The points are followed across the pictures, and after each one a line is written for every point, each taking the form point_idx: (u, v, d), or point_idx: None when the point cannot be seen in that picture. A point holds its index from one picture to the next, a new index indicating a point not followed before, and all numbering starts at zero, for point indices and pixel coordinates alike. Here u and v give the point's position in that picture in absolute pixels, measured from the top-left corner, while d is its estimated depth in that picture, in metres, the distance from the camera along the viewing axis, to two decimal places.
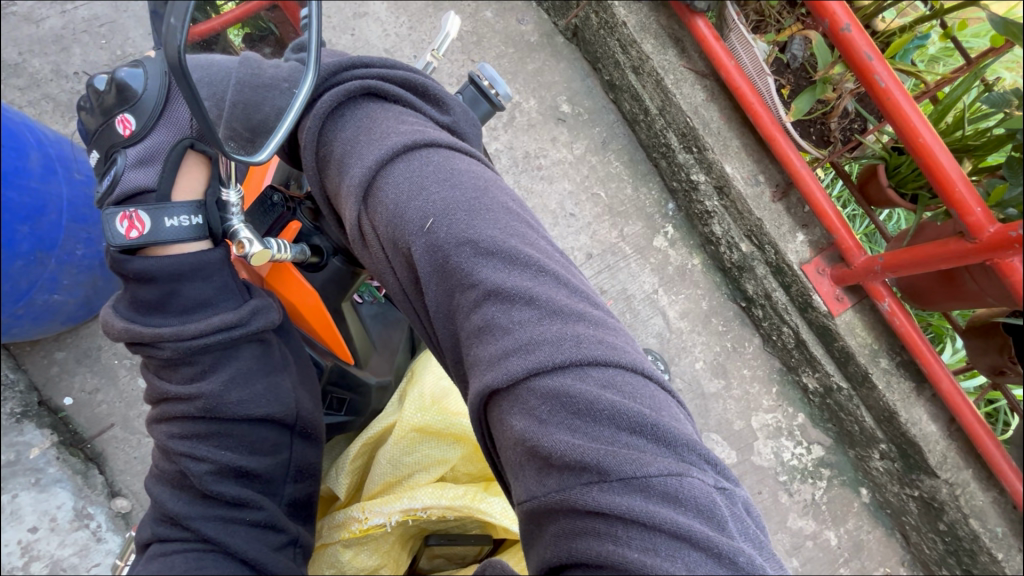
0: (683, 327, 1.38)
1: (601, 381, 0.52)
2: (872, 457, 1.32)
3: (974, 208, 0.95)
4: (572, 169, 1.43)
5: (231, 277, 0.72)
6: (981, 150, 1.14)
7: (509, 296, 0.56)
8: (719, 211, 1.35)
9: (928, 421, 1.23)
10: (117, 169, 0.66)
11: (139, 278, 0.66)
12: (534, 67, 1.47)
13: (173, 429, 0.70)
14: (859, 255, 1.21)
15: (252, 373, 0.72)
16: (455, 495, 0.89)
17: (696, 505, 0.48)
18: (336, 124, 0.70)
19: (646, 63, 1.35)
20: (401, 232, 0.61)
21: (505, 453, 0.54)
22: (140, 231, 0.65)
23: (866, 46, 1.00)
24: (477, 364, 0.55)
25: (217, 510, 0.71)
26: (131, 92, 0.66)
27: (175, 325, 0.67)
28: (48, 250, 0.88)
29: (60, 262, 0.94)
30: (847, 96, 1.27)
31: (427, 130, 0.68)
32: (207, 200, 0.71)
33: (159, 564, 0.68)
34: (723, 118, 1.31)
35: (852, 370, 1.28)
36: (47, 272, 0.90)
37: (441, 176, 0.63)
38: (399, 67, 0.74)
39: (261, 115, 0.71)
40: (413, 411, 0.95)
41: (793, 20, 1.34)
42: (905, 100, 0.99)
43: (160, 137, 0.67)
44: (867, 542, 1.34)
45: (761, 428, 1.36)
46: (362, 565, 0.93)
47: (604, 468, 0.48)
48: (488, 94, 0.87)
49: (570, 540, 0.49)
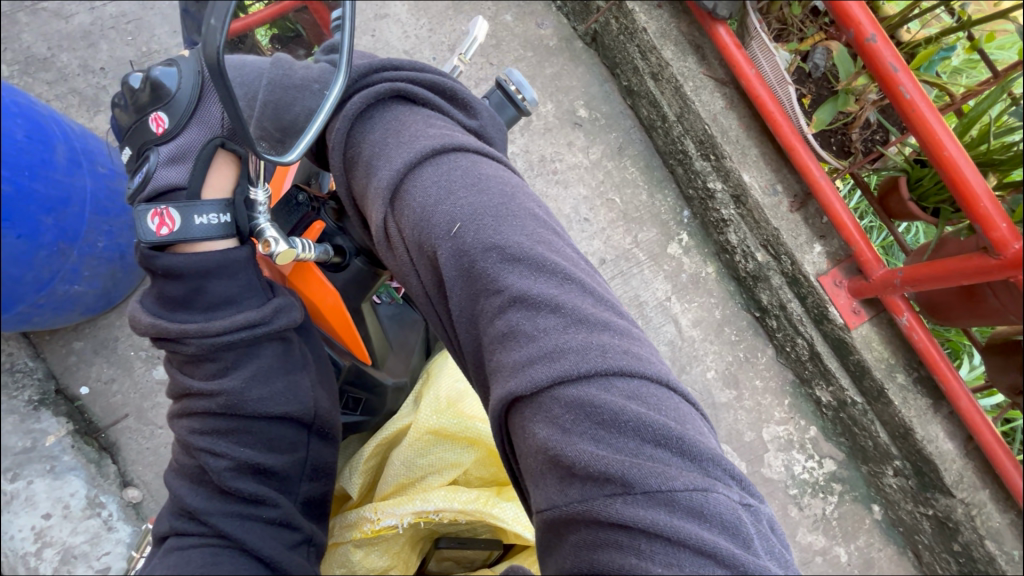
0: (695, 336, 1.37)
1: (627, 392, 0.52)
2: (886, 474, 1.30)
3: (999, 224, 0.93)
4: (587, 174, 1.43)
5: (255, 275, 0.72)
6: (1006, 165, 1.13)
7: (535, 303, 0.56)
8: (735, 219, 1.34)
9: (944, 438, 1.22)
10: (149, 166, 0.66)
11: (167, 274, 0.66)
12: (553, 71, 1.47)
13: (193, 424, 0.71)
14: (878, 268, 1.20)
15: (273, 371, 0.73)
16: (467, 498, 0.89)
17: (720, 522, 0.47)
18: (365, 126, 0.70)
19: (666, 70, 1.34)
20: (427, 235, 0.61)
21: (526, 460, 0.54)
22: (170, 228, 0.66)
23: (891, 57, 0.99)
24: (501, 370, 0.55)
25: (235, 506, 0.72)
26: (165, 91, 0.67)
27: (199, 321, 0.67)
28: (69, 240, 0.88)
29: (81, 253, 0.94)
30: (870, 107, 1.26)
31: (454, 134, 0.68)
32: (235, 199, 0.71)
33: (176, 558, 0.68)
34: (742, 126, 1.31)
35: (868, 385, 1.26)
36: (67, 264, 0.90)
37: (469, 181, 0.64)
38: (427, 70, 0.75)
39: (291, 115, 0.71)
40: (428, 413, 0.95)
41: (816, 29, 1.35)
42: (930, 112, 0.98)
43: (192, 135, 0.68)
44: (877, 559, 1.32)
45: (772, 440, 1.35)
46: (373, 565, 0.93)
47: (629, 480, 0.48)
48: (514, 99, 0.87)
49: (591, 552, 0.49)
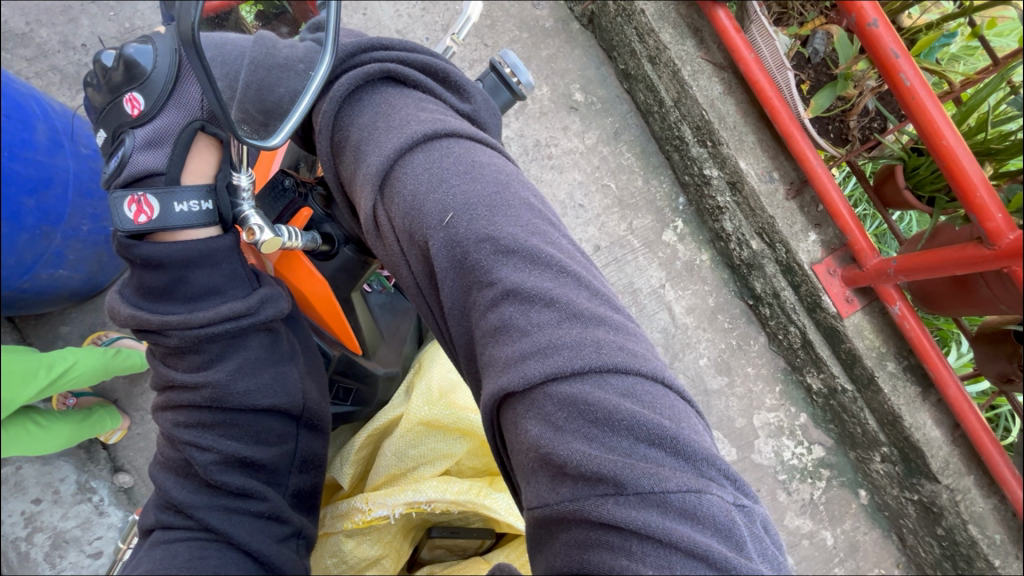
0: (689, 323, 1.37)
1: (621, 389, 0.51)
2: (873, 460, 1.30)
3: (994, 214, 0.92)
4: (582, 159, 1.41)
5: (240, 264, 0.70)
6: (1003, 154, 1.11)
7: (528, 296, 0.54)
8: (730, 207, 1.32)
9: (931, 426, 1.21)
10: (125, 150, 0.63)
11: (147, 264, 0.64)
12: (548, 54, 1.44)
13: (179, 418, 0.69)
14: (871, 257, 1.18)
15: (260, 363, 0.71)
16: (460, 489, 0.88)
17: (715, 524, 0.47)
18: (354, 109, 0.68)
19: (663, 53, 1.31)
20: (419, 224, 0.59)
21: (517, 456, 0.53)
22: (149, 216, 0.64)
23: (893, 43, 0.96)
24: (493, 364, 0.53)
25: (221, 500, 0.70)
26: (140, 70, 0.64)
27: (182, 313, 0.65)
28: (66, 229, 0.83)
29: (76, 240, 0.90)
30: (869, 94, 1.24)
31: (447, 118, 0.66)
32: (217, 185, 0.69)
33: (161, 552, 0.67)
34: (739, 112, 1.28)
35: (858, 372, 1.25)
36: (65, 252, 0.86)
37: (462, 168, 0.62)
38: (420, 51, 0.73)
39: (275, 97, 0.68)
40: (420, 403, 0.94)
41: (817, 12, 1.28)
42: (930, 100, 0.95)
43: (170, 118, 0.65)
44: (862, 542, 1.33)
45: (763, 426, 1.35)
46: (364, 555, 0.93)
47: (622, 481, 0.47)
48: (510, 82, 0.85)
49: (582, 552, 0.48)
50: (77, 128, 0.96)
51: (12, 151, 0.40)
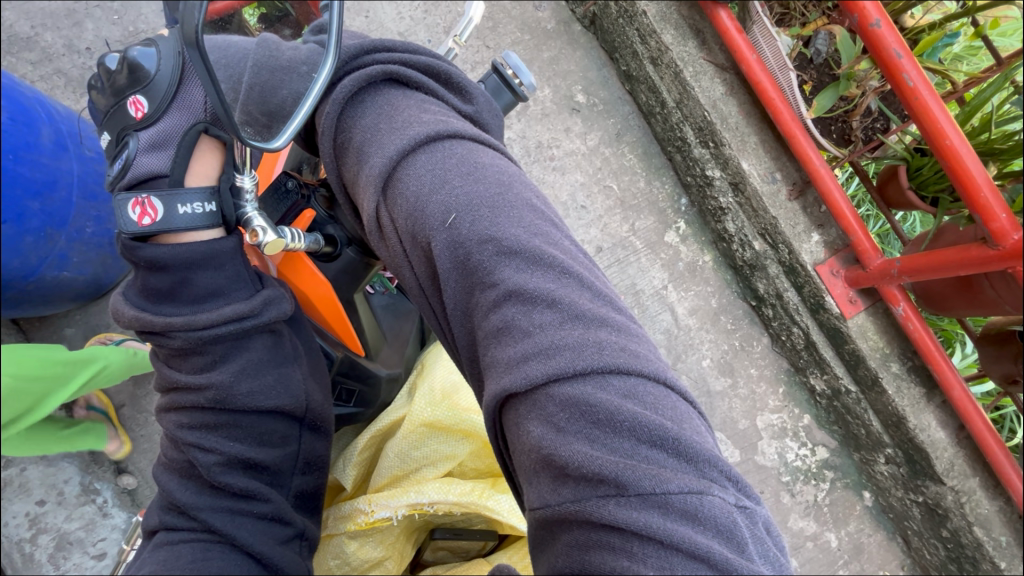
0: (691, 325, 1.36)
1: (622, 390, 0.51)
2: (877, 461, 1.29)
3: (999, 214, 0.91)
4: (585, 160, 1.41)
5: (243, 266, 0.70)
6: (1007, 154, 1.10)
7: (530, 298, 0.54)
8: (733, 207, 1.32)
9: (936, 428, 1.20)
10: (129, 152, 0.64)
11: (151, 265, 0.64)
12: (550, 55, 1.44)
13: (183, 419, 0.70)
14: (875, 258, 1.17)
15: (263, 364, 0.72)
16: (462, 490, 0.88)
17: (716, 526, 0.46)
18: (357, 111, 0.68)
19: (665, 55, 1.31)
20: (422, 225, 0.59)
21: (519, 457, 0.53)
22: (152, 218, 0.64)
23: (896, 43, 0.96)
24: (495, 365, 0.53)
25: (224, 502, 0.70)
26: (144, 73, 0.64)
27: (185, 315, 0.65)
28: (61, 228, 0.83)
29: (70, 239, 0.89)
30: (871, 94, 1.23)
31: (450, 120, 0.66)
32: (220, 187, 0.69)
33: (166, 553, 0.67)
34: (742, 113, 1.28)
35: (862, 374, 1.25)
36: (56, 250, 0.84)
37: (464, 169, 0.62)
38: (422, 52, 0.73)
39: (279, 99, 0.69)
40: (423, 405, 0.94)
41: (818, 14, 1.28)
42: (932, 99, 0.95)
43: (173, 120, 0.66)
44: (867, 545, 1.33)
45: (766, 428, 1.35)
46: (368, 556, 0.93)
47: (623, 482, 0.46)
48: (512, 83, 0.85)
49: (583, 553, 0.48)
50: (81, 131, 0.94)
51: (16, 153, 0.41)
